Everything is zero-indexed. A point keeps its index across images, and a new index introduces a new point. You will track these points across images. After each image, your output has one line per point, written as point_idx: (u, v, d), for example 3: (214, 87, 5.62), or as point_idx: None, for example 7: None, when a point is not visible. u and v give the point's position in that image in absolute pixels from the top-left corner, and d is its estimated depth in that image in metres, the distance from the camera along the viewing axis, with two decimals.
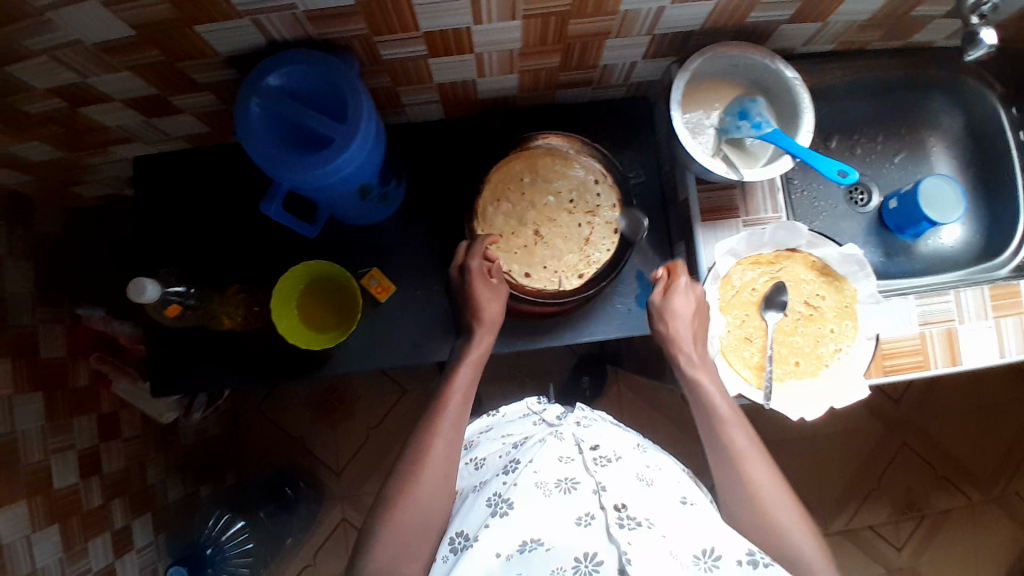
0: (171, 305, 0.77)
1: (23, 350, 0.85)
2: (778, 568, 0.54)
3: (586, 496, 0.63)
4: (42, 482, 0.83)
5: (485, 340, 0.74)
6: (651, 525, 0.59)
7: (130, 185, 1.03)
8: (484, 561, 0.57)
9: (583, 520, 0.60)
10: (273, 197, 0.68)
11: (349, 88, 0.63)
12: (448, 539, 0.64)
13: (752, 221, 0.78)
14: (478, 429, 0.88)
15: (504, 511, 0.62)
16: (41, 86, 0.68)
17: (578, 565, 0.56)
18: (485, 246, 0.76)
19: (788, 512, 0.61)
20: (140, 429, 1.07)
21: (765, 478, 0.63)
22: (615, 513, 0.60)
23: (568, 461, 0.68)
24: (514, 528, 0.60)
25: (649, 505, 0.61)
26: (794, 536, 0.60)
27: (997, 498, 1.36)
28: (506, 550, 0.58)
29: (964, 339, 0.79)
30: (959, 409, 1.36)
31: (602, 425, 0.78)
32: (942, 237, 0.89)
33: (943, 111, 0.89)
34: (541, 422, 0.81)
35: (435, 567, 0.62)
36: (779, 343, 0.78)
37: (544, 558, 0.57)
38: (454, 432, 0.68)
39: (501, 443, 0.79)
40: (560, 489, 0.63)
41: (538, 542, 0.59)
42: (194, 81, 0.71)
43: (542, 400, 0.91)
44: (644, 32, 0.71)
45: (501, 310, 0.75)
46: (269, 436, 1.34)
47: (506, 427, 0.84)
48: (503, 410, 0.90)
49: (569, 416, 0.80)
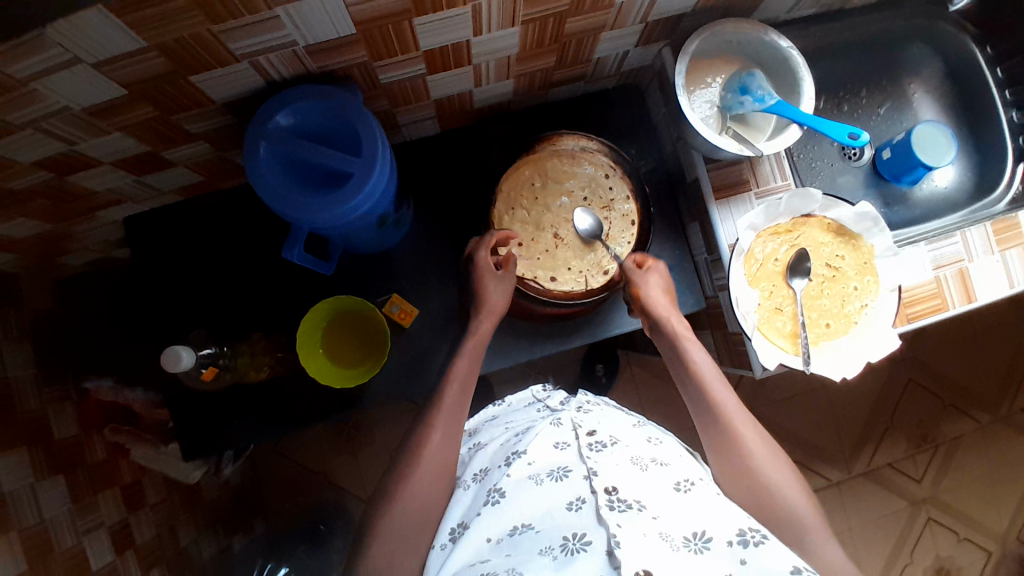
0: (206, 368, 0.75)
1: (38, 435, 0.82)
2: (772, 544, 0.53)
3: (577, 482, 0.60)
4: (79, 567, 0.79)
5: (484, 326, 0.76)
6: (642, 507, 0.56)
7: (116, 245, 0.99)
8: (475, 545, 0.58)
9: (574, 505, 0.58)
10: (295, 241, 0.66)
11: (359, 120, 0.61)
12: (447, 529, 0.63)
13: (764, 193, 0.80)
14: (484, 419, 0.88)
15: (496, 500, 0.62)
16: (26, 160, 0.64)
17: (566, 543, 0.54)
18: (496, 238, 0.77)
19: (788, 480, 0.62)
20: (164, 493, 1.03)
21: (751, 436, 0.65)
22: (606, 497, 0.57)
23: (564, 447, 0.67)
24: (505, 515, 0.59)
25: (642, 489, 0.59)
26: (786, 494, 0.61)
27: (1004, 416, 1.42)
28: (496, 534, 0.58)
29: (976, 276, 0.81)
30: (958, 338, 1.41)
31: (601, 409, 0.77)
32: (936, 180, 0.91)
33: (922, 58, 0.92)
34: (544, 408, 0.80)
35: (434, 555, 0.61)
36: (809, 308, 0.79)
37: (534, 539, 0.56)
38: (454, 416, 0.70)
39: (505, 430, 0.78)
40: (552, 477, 0.62)
41: (528, 526, 0.58)
42: (188, 132, 0.68)
43: (547, 386, 0.90)
44: (638, 20, 0.71)
45: (505, 299, 0.77)
46: (291, 475, 1.31)
47: (511, 416, 0.83)
48: (509, 398, 0.89)
49: (572, 402, 0.79)
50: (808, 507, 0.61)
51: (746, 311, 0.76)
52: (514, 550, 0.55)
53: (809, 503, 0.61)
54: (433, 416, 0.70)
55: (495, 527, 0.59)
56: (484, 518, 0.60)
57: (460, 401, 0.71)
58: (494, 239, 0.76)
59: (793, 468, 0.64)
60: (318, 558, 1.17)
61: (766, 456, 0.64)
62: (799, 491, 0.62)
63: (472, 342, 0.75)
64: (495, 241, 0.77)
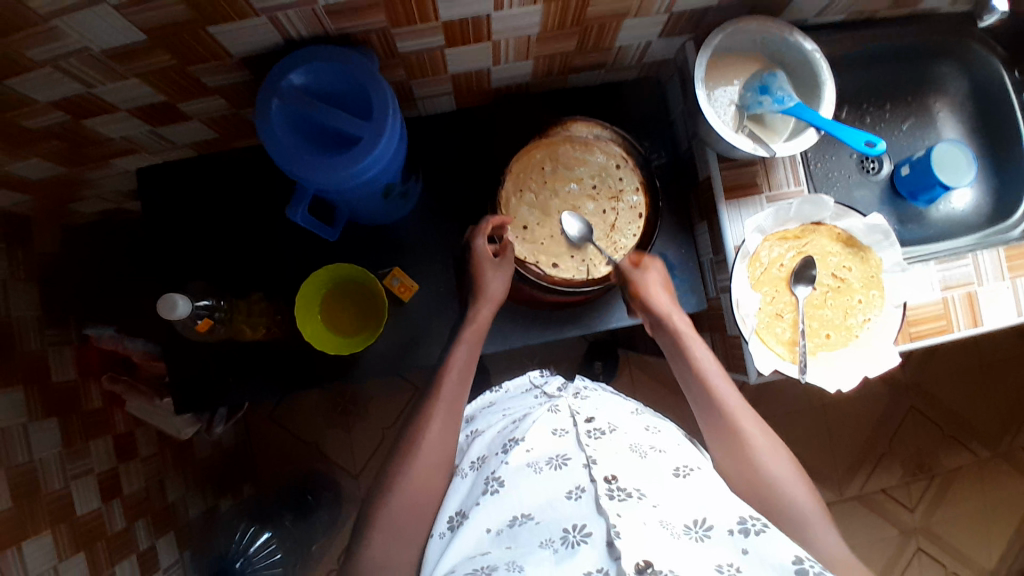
0: (201, 320, 0.72)
1: (34, 375, 0.83)
2: (774, 532, 0.52)
3: (576, 471, 0.60)
4: (64, 510, 0.80)
5: (484, 312, 0.76)
6: (642, 496, 0.56)
7: (129, 198, 1.00)
8: (475, 535, 0.58)
9: (574, 494, 0.58)
10: (298, 201, 0.66)
11: (372, 83, 0.61)
12: (446, 517, 0.64)
13: (776, 197, 0.79)
14: (482, 405, 0.88)
15: (495, 489, 0.61)
16: (44, 99, 0.65)
17: (566, 535, 0.54)
18: (490, 226, 0.77)
19: (793, 479, 0.62)
20: (156, 446, 1.04)
21: (753, 429, 0.66)
22: (605, 486, 0.57)
23: (561, 434, 0.66)
24: (506, 504, 0.59)
25: (641, 477, 0.59)
26: (786, 488, 0.62)
27: (1004, 452, 1.39)
28: (495, 525, 0.58)
29: (984, 301, 0.80)
30: (964, 368, 1.39)
31: (600, 395, 0.77)
32: (954, 202, 0.90)
33: (950, 76, 0.91)
34: (541, 394, 0.80)
35: (433, 544, 0.62)
36: (810, 316, 0.78)
37: (533, 531, 0.56)
38: (452, 408, 0.70)
39: (502, 416, 0.78)
40: (551, 465, 0.62)
41: (528, 516, 0.58)
42: (204, 85, 0.69)
43: (545, 372, 0.90)
44: (663, 10, 0.70)
45: (504, 287, 0.77)
46: (283, 445, 1.32)
47: (507, 402, 0.83)
48: (507, 385, 0.89)
49: (569, 388, 0.79)
50: (811, 505, 0.61)
51: (745, 314, 0.75)
52: (514, 542, 0.55)
53: (815, 505, 0.61)
54: (433, 403, 0.70)
55: (494, 518, 0.59)
56: (484, 508, 0.60)
57: (458, 392, 0.71)
58: (489, 224, 0.77)
59: (800, 468, 0.64)
60: (302, 528, 1.22)
61: (766, 447, 0.64)
62: (803, 489, 0.62)
63: (471, 331, 0.75)
64: (490, 227, 0.77)
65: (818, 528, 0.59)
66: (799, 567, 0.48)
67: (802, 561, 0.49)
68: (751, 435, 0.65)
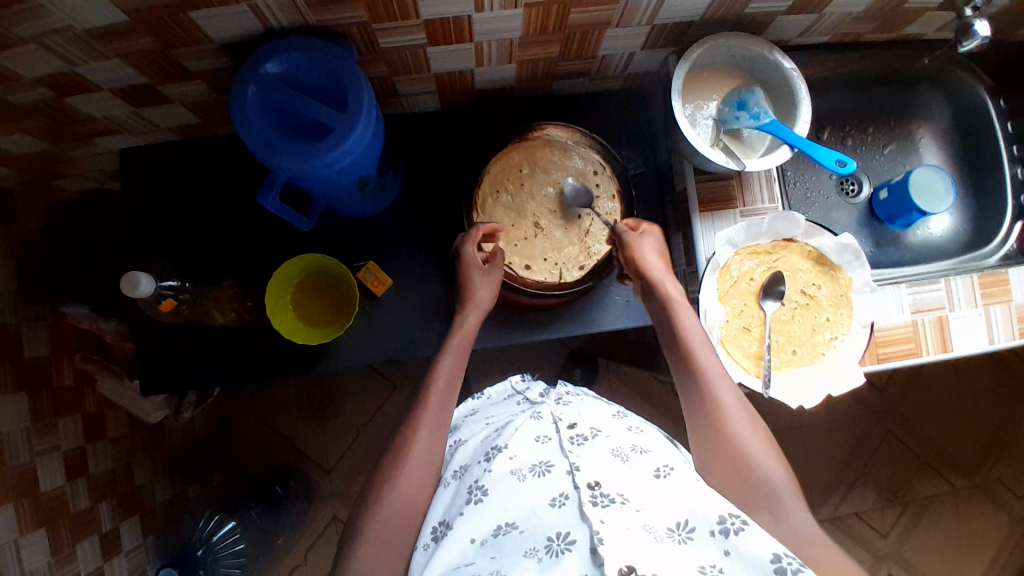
0: (166, 300, 0.77)
1: (6, 349, 0.83)
2: (752, 530, 0.52)
3: (560, 478, 0.60)
4: (28, 484, 0.80)
5: (470, 319, 0.75)
6: (625, 501, 0.57)
7: (114, 179, 1.01)
8: (459, 546, 0.57)
9: (558, 501, 0.58)
10: (270, 186, 0.67)
11: (350, 77, 0.62)
12: (429, 528, 0.63)
13: (749, 212, 0.79)
14: (464, 413, 0.87)
15: (478, 498, 0.61)
16: (27, 75, 0.66)
17: (551, 544, 0.53)
18: (481, 233, 0.78)
19: (768, 456, 0.62)
20: (126, 429, 1.04)
21: (730, 398, 0.66)
22: (589, 492, 0.57)
23: (545, 441, 0.66)
24: (489, 513, 0.59)
25: (623, 482, 0.59)
26: (761, 462, 0.62)
27: (980, 483, 1.39)
28: (479, 535, 0.57)
29: (955, 326, 0.80)
30: (942, 396, 1.39)
31: (582, 399, 0.77)
32: (931, 227, 0.91)
33: (933, 102, 0.91)
34: (524, 400, 0.81)
35: (416, 555, 0.61)
36: (778, 332, 0.79)
37: (517, 540, 0.55)
38: (438, 419, 0.69)
39: (484, 425, 0.77)
40: (534, 473, 0.62)
41: (512, 525, 0.57)
42: (187, 69, 0.69)
43: (526, 377, 0.91)
44: (644, 21, 0.71)
45: (492, 295, 0.77)
46: (256, 436, 1.32)
47: (490, 409, 0.83)
48: (488, 392, 0.89)
49: (551, 394, 0.80)
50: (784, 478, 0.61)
51: (711, 325, 0.76)
52: (499, 553, 0.55)
53: (787, 478, 0.61)
54: (419, 414, 0.69)
55: (478, 527, 0.58)
56: (467, 518, 0.59)
57: (442, 400, 0.70)
58: (479, 233, 0.77)
59: (773, 441, 0.64)
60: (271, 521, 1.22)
61: (739, 414, 0.65)
62: (777, 465, 0.62)
63: (458, 340, 0.74)
64: (480, 236, 0.78)
65: (790, 503, 0.59)
66: (778, 566, 0.49)
67: (781, 560, 0.49)
68: (726, 401, 0.65)
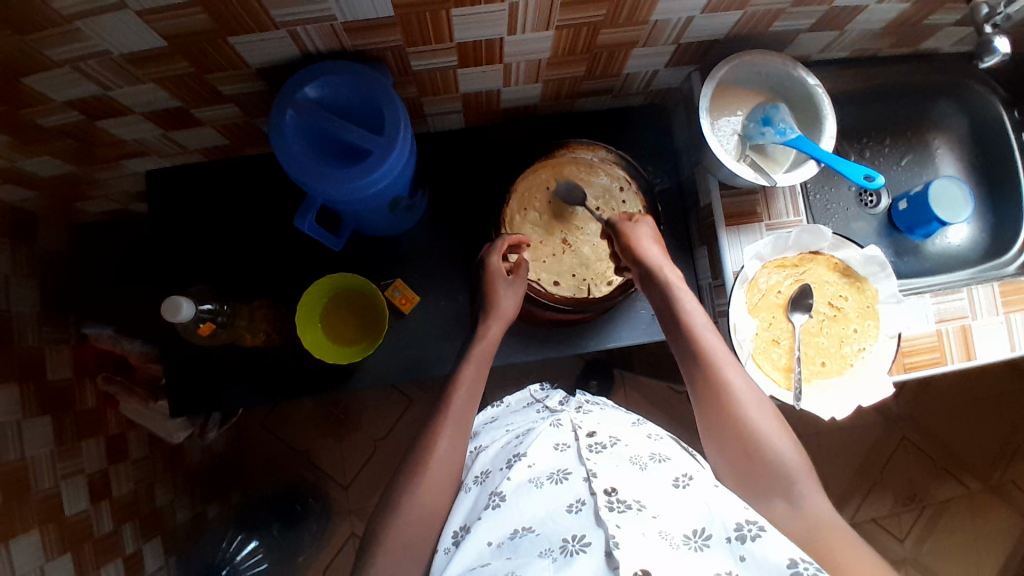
0: (204, 324, 0.74)
1: (31, 372, 0.83)
2: (772, 533, 0.50)
3: (577, 484, 0.60)
4: (53, 510, 0.80)
5: (493, 329, 0.75)
6: (642, 507, 0.56)
7: (135, 199, 1.01)
8: (476, 548, 0.57)
9: (574, 507, 0.57)
10: (307, 211, 0.68)
11: (386, 98, 0.63)
12: (450, 533, 0.62)
13: (774, 225, 0.80)
14: (483, 420, 0.88)
15: (496, 504, 0.61)
16: (60, 99, 0.66)
17: (566, 545, 0.53)
18: (508, 244, 0.78)
19: (779, 435, 0.62)
20: (147, 450, 1.03)
21: (734, 377, 0.66)
22: (605, 498, 0.57)
23: (563, 449, 0.67)
24: (507, 519, 0.59)
25: (642, 489, 0.58)
26: (772, 440, 0.61)
27: (995, 487, 1.40)
28: (497, 538, 0.57)
29: (978, 335, 0.81)
30: (956, 401, 1.40)
31: (602, 410, 0.77)
32: (949, 236, 0.92)
33: (948, 114, 0.93)
34: (543, 409, 0.81)
35: (437, 560, 0.60)
36: (806, 344, 0.79)
37: (533, 542, 0.55)
38: (468, 428, 0.69)
39: (504, 432, 0.78)
40: (551, 480, 0.62)
41: (528, 529, 0.57)
42: (220, 93, 0.70)
43: (545, 386, 0.91)
44: (670, 41, 0.72)
45: (515, 304, 0.77)
46: (272, 453, 1.31)
47: (509, 417, 0.83)
48: (506, 401, 0.90)
49: (571, 403, 0.80)
50: (794, 454, 0.61)
51: (742, 339, 0.77)
52: (515, 553, 0.54)
53: (796, 454, 0.61)
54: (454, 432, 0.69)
55: (496, 531, 0.58)
56: (484, 523, 0.59)
57: (468, 408, 0.70)
58: (506, 244, 0.77)
59: (783, 421, 0.64)
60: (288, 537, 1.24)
61: (745, 391, 0.65)
62: (787, 443, 0.61)
63: (481, 348, 0.74)
64: (507, 246, 0.78)
65: (801, 477, 0.59)
66: (793, 571, 0.47)
67: (797, 565, 0.47)
68: (733, 381, 0.65)
